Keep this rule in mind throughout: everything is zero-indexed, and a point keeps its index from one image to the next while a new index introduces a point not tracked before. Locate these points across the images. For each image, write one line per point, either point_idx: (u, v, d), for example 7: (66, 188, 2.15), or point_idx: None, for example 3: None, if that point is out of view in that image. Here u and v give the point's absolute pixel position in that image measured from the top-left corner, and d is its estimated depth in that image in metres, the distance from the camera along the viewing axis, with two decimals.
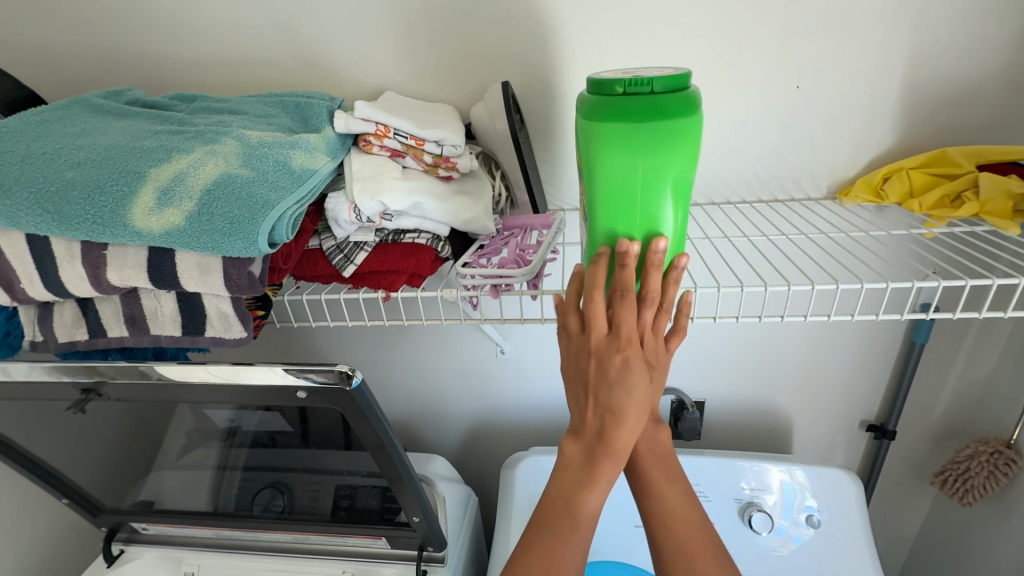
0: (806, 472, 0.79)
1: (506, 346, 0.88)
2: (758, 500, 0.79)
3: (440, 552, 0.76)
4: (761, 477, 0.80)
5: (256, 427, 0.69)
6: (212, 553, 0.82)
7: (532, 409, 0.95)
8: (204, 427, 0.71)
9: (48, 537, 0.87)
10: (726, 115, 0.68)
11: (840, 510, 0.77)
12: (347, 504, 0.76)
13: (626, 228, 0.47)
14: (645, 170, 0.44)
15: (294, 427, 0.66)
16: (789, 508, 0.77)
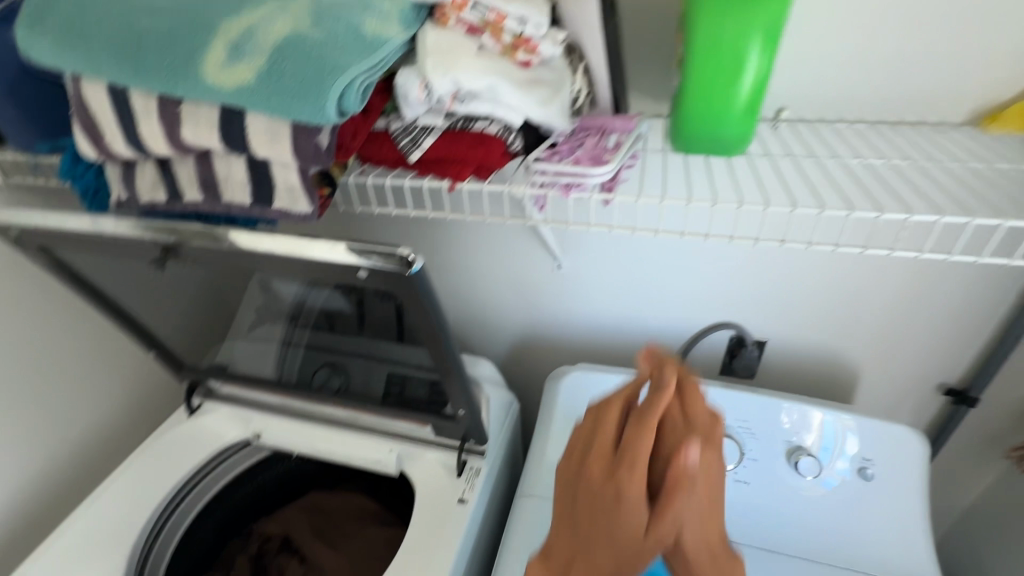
0: (855, 421, 0.75)
1: (564, 262, 0.86)
2: (798, 441, 0.76)
3: (481, 446, 0.80)
4: (805, 417, 0.77)
5: (319, 306, 0.71)
6: (276, 418, 0.90)
7: (582, 329, 0.94)
8: (273, 302, 0.75)
9: (139, 386, 0.99)
10: (863, 10, 0.57)
11: (892, 466, 0.73)
12: (398, 390, 0.80)
13: (721, 87, 0.51)
14: (748, 25, 0.47)
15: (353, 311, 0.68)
16: (829, 452, 0.75)
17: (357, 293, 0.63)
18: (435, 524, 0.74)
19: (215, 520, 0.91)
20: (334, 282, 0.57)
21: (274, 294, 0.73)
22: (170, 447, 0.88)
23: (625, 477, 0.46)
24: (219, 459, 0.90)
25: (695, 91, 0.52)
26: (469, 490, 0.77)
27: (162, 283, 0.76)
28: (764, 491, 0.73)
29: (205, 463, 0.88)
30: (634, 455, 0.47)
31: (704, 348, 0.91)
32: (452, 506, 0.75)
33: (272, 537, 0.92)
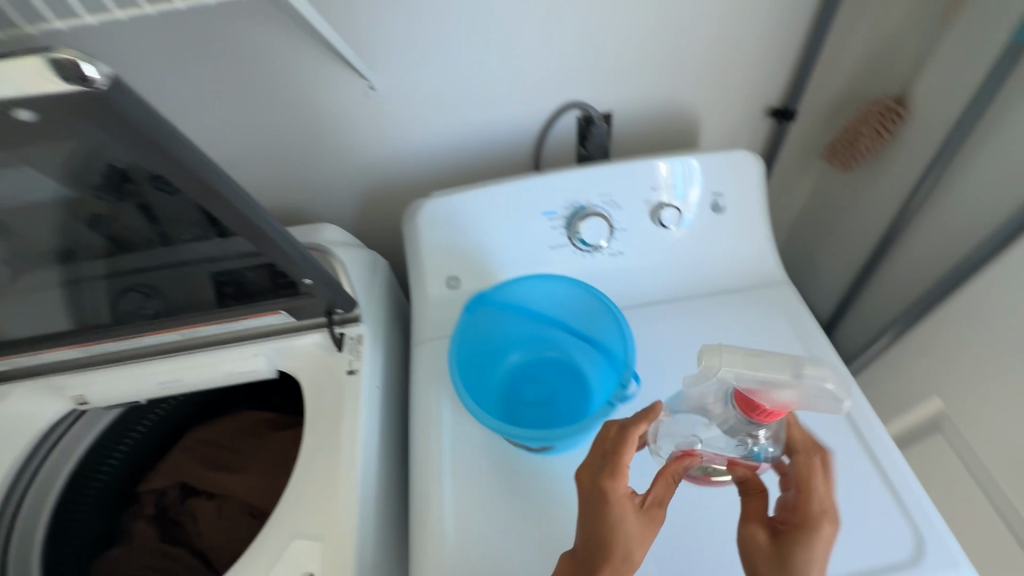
0: (652, 164, 0.75)
1: (376, 78, 0.71)
2: (608, 206, 0.75)
3: (353, 312, 0.72)
4: (607, 178, 0.75)
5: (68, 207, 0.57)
6: (95, 371, 0.72)
7: (425, 155, 0.83)
8: (35, 228, 0.60)
9: None
10: None
11: (714, 183, 0.77)
12: (232, 289, 0.67)
13: None
14: None
15: (125, 198, 0.56)
16: (641, 198, 0.75)
17: (108, 172, 0.51)
18: (335, 402, 0.67)
19: (89, 504, 0.78)
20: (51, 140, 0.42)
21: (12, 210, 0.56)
22: None
23: (610, 482, 0.50)
24: (51, 438, 0.75)
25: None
26: (356, 358, 0.70)
27: None
28: (638, 250, 0.76)
29: (38, 443, 0.73)
30: (619, 506, 0.49)
31: (561, 134, 0.85)
32: (342, 378, 0.69)
33: (167, 490, 0.83)
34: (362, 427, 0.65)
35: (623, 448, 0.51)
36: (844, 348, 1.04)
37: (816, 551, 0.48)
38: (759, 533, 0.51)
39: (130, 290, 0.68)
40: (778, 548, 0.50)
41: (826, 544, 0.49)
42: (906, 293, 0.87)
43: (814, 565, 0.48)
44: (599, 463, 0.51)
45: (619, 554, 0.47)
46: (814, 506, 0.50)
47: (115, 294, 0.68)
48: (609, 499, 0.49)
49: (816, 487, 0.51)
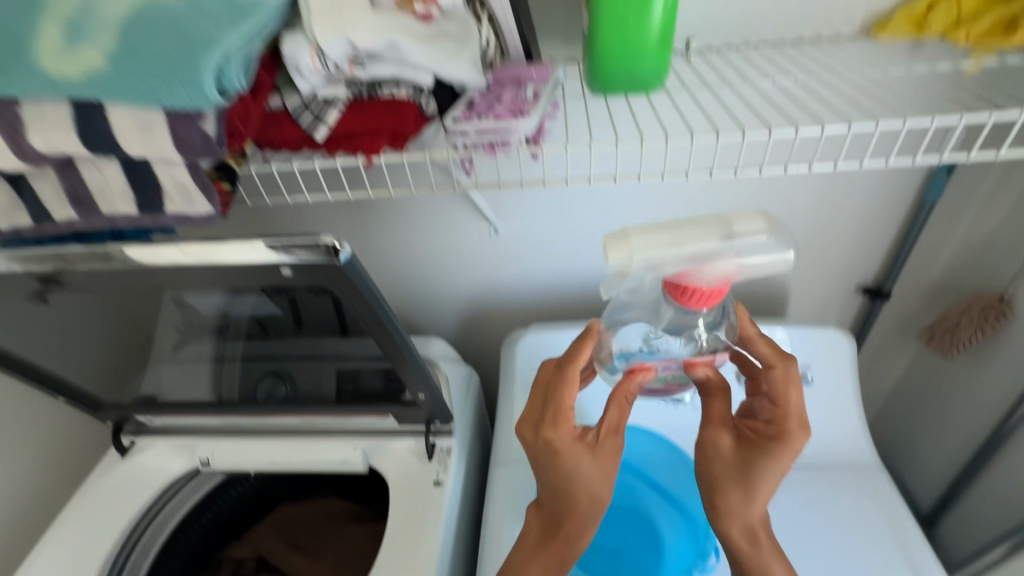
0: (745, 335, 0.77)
1: (500, 225, 0.83)
2: None
3: (448, 425, 0.78)
4: None
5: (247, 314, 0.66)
6: (224, 438, 0.84)
7: (528, 290, 0.94)
8: (195, 321, 0.68)
9: (54, 451, 0.86)
10: None
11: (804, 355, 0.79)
12: (351, 387, 0.76)
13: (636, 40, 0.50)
14: None
15: (285, 313, 0.64)
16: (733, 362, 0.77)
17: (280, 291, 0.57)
18: (415, 511, 0.73)
19: (177, 561, 0.86)
20: (260, 284, 0.51)
21: (193, 313, 0.67)
22: (104, 495, 0.80)
23: (552, 430, 0.55)
24: (169, 493, 0.84)
25: (605, 40, 0.51)
26: (443, 470, 0.76)
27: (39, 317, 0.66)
28: None
29: (158, 496, 0.82)
30: (566, 452, 0.55)
31: None
32: (428, 488, 0.74)
33: (245, 561, 0.89)
34: (437, 543, 0.69)
35: (561, 397, 0.56)
36: (946, 545, 0.95)
37: (778, 460, 0.55)
38: (724, 439, 0.58)
39: (265, 376, 0.77)
40: (740, 455, 0.57)
41: (791, 458, 0.55)
42: (1017, 508, 0.79)
43: (774, 471, 0.55)
44: (542, 409, 0.58)
45: (579, 495, 0.55)
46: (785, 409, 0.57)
47: (254, 378, 0.77)
48: (554, 445, 0.55)
49: (789, 401, 0.57)
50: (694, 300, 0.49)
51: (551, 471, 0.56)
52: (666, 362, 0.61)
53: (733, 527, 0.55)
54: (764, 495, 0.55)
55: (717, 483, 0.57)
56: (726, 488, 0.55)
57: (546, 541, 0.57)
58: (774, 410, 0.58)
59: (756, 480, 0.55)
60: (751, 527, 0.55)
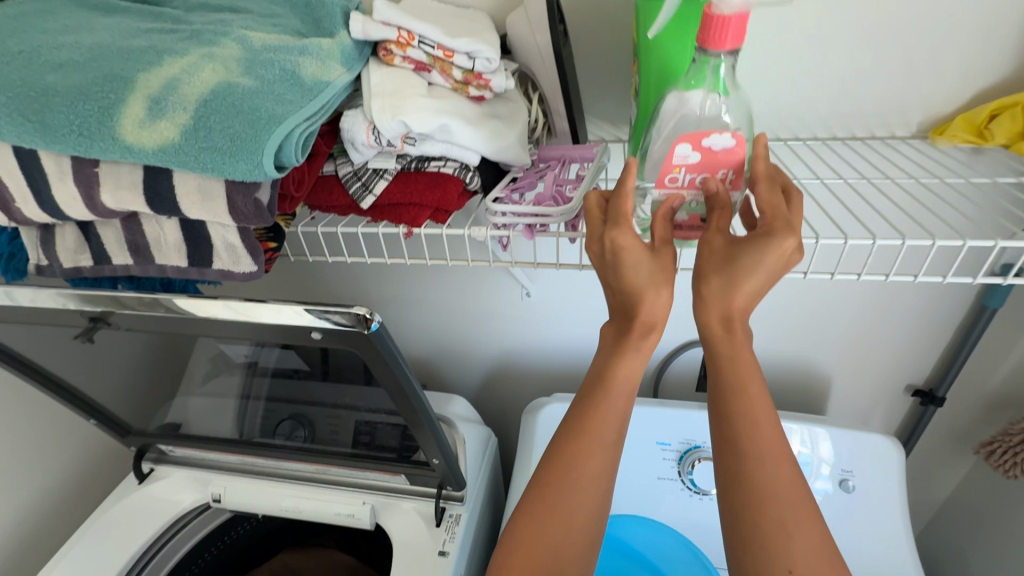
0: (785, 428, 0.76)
1: (531, 289, 0.83)
2: None
3: (459, 492, 0.76)
4: None
5: (274, 364, 0.68)
6: (239, 477, 0.84)
7: (554, 357, 0.92)
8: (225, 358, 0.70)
9: (78, 467, 0.88)
10: (794, 53, 0.59)
11: (844, 460, 0.74)
12: (367, 440, 0.75)
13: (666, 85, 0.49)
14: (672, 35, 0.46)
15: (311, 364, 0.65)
16: None
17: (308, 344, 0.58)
18: None
19: None
20: (289, 341, 0.52)
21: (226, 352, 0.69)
22: (117, 519, 0.81)
23: (615, 231, 0.43)
24: (177, 525, 0.84)
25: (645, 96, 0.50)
26: (449, 539, 0.73)
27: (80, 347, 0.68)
28: None
29: (167, 527, 0.82)
30: (629, 253, 0.43)
31: (687, 364, 0.91)
32: (432, 558, 0.71)
33: None
34: None
35: (623, 206, 0.44)
36: None
37: (768, 274, 0.42)
38: (717, 238, 0.44)
39: (287, 418, 0.78)
40: (727, 249, 0.43)
41: (777, 272, 0.42)
42: None
43: (761, 274, 0.41)
44: (601, 221, 0.45)
45: (644, 301, 0.43)
46: (772, 207, 0.43)
47: (276, 419, 0.78)
48: (615, 249, 0.43)
49: (778, 208, 0.43)
50: (715, 36, 0.39)
51: (610, 275, 0.45)
52: (688, 154, 0.44)
53: (710, 315, 0.43)
54: (752, 292, 0.42)
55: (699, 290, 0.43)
56: (708, 278, 0.43)
57: (619, 336, 0.44)
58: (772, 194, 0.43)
59: (738, 285, 0.42)
60: (732, 315, 0.43)
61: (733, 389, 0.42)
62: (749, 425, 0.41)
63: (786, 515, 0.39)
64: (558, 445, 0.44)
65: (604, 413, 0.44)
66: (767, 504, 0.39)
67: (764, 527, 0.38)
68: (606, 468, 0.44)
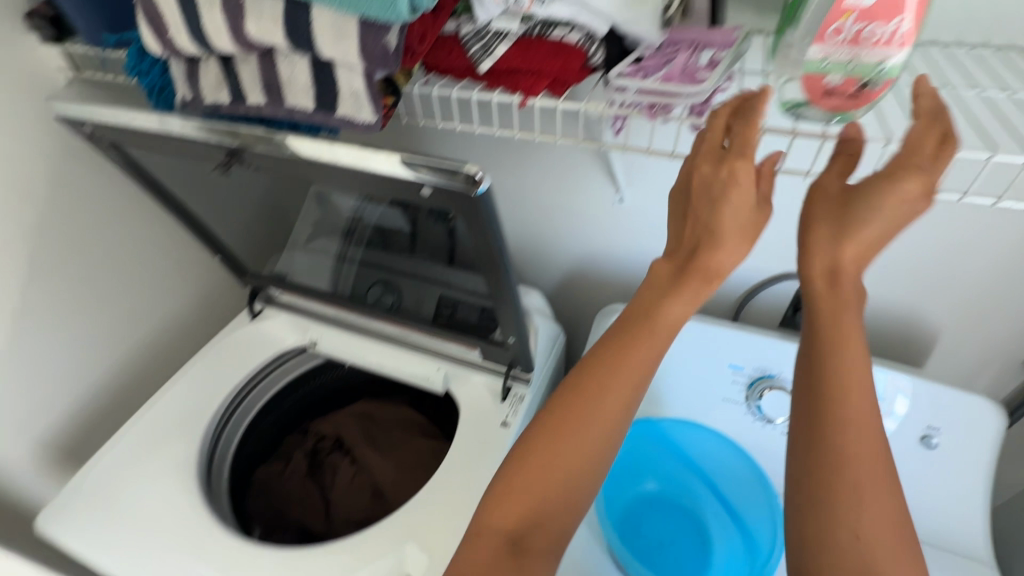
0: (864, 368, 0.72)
1: (625, 194, 0.80)
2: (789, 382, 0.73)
3: (526, 374, 0.81)
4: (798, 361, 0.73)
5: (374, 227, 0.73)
6: (332, 328, 0.94)
7: (635, 266, 0.91)
8: (331, 216, 0.75)
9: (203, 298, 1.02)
10: None
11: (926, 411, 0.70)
12: (448, 313, 0.80)
13: None
14: None
15: (408, 231, 0.68)
16: None
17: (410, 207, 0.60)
18: (479, 443, 0.76)
19: (272, 420, 0.99)
20: (396, 197, 0.55)
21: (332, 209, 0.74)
22: (234, 345, 0.95)
23: (738, 160, 0.42)
24: (279, 361, 0.97)
25: None
26: (512, 414, 0.79)
27: (210, 185, 0.75)
28: None
29: (271, 360, 0.95)
30: (738, 188, 0.42)
31: (774, 296, 0.87)
32: (495, 427, 0.78)
33: (324, 438, 0.99)
34: (490, 480, 0.72)
35: (750, 137, 0.42)
36: None
37: (890, 214, 0.40)
38: (832, 179, 0.43)
39: (377, 282, 0.84)
40: (843, 198, 0.42)
41: (898, 220, 0.40)
42: None
43: (877, 221, 0.40)
44: (718, 147, 0.44)
45: (719, 248, 0.42)
46: (913, 146, 0.39)
47: (368, 281, 0.85)
48: (728, 178, 0.42)
49: (918, 145, 0.39)
50: None
51: (698, 211, 0.44)
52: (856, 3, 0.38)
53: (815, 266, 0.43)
54: (867, 241, 0.41)
55: (805, 239, 0.44)
56: (815, 222, 0.43)
57: (680, 277, 0.44)
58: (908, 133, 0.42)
59: (843, 242, 0.41)
60: (838, 271, 0.42)
61: (838, 395, 0.41)
62: (842, 384, 0.41)
63: (864, 477, 0.39)
64: (595, 370, 0.46)
65: (646, 344, 0.45)
66: (846, 466, 0.39)
67: (834, 486, 0.39)
68: (626, 403, 0.45)
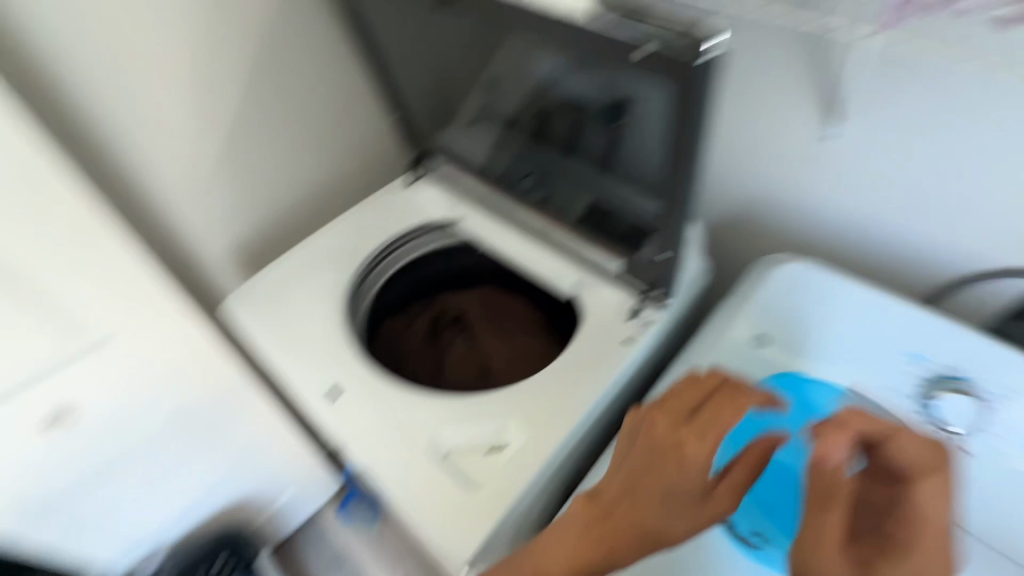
0: None
1: (840, 129, 0.72)
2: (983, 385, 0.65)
3: (665, 299, 0.76)
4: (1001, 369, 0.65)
5: (551, 109, 0.71)
6: (478, 211, 0.96)
7: (818, 218, 0.84)
8: (509, 91, 0.74)
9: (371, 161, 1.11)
10: None
11: None
12: (599, 217, 0.77)
13: None
14: None
15: (590, 116, 0.66)
16: None
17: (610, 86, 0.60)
18: (600, 353, 0.75)
19: (404, 283, 1.04)
20: (608, 72, 0.57)
21: (510, 84, 0.73)
22: (386, 207, 1.01)
23: (694, 441, 0.51)
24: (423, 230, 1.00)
25: None
26: (640, 332, 0.76)
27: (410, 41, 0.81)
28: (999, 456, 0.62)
29: (415, 228, 0.99)
30: (695, 446, 0.51)
31: (984, 288, 0.75)
32: (617, 343, 0.75)
33: (447, 313, 1.04)
34: (606, 382, 0.71)
35: (719, 418, 0.52)
36: None
37: (835, 491, 0.48)
38: (837, 453, 0.50)
39: (533, 172, 0.83)
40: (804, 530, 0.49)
41: (838, 511, 0.48)
42: None
43: (828, 517, 0.48)
44: (685, 412, 0.53)
45: (647, 513, 0.52)
46: (833, 443, 0.50)
47: (524, 170, 0.84)
48: (684, 454, 0.51)
49: (834, 452, 0.50)
50: None
51: (655, 465, 0.52)
52: None
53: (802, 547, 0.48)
54: (837, 532, 0.47)
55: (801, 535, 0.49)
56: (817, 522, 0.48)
57: (592, 525, 0.54)
58: (888, 476, 0.50)
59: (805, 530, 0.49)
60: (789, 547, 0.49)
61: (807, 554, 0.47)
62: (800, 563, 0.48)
63: None
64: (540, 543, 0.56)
65: (607, 526, 0.54)
66: None
67: None
68: (572, 559, 0.53)
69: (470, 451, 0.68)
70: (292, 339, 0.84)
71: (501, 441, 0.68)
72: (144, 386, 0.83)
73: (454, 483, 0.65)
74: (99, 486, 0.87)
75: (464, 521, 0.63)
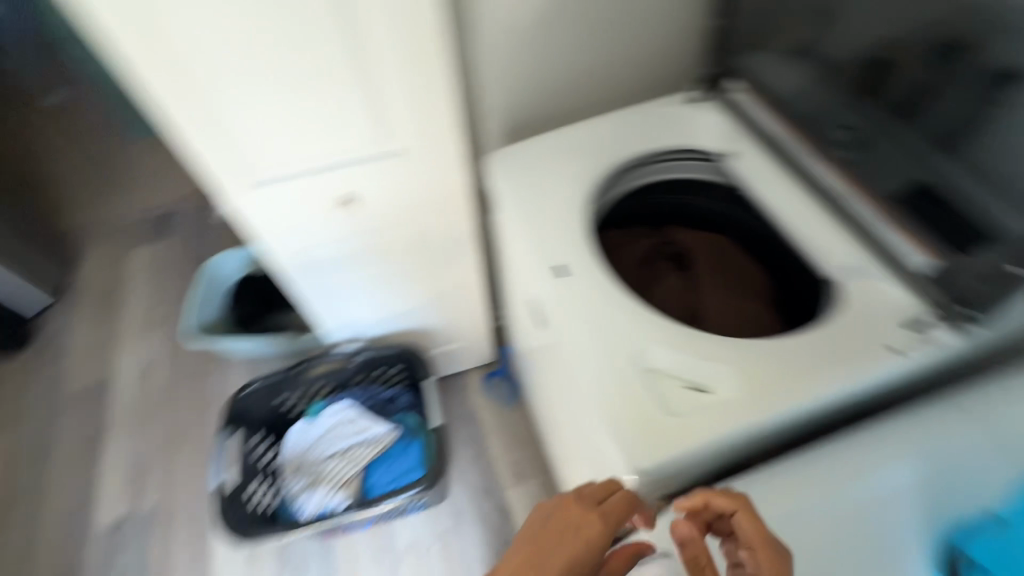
0: None
1: None
2: None
3: (971, 321, 0.64)
4: None
5: (934, 56, 0.61)
6: (755, 151, 0.87)
7: None
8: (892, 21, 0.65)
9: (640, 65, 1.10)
10: None
11: None
12: (926, 201, 0.66)
13: None
14: None
15: (997, 73, 0.55)
16: None
17: None
18: (857, 346, 0.65)
19: (638, 202, 0.99)
20: None
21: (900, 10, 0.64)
22: (655, 115, 0.96)
23: (591, 514, 0.52)
24: (683, 154, 0.94)
25: None
26: (910, 346, 0.64)
27: None
28: None
29: (676, 150, 0.94)
30: (583, 526, 0.51)
31: None
32: (881, 345, 0.65)
33: (672, 244, 0.97)
34: (856, 378, 0.63)
35: (611, 502, 0.54)
36: None
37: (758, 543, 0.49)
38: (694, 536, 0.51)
39: (854, 128, 0.73)
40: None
41: None
42: None
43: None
44: (549, 514, 0.53)
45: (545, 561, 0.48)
46: (744, 524, 0.50)
47: (843, 121, 0.74)
48: (568, 517, 0.52)
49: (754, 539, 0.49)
50: None
51: (556, 525, 0.51)
52: None
53: None
54: None
55: None
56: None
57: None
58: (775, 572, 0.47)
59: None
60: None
61: None
62: None
63: None
64: None
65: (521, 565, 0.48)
66: None
67: None
68: None
69: (674, 378, 0.66)
70: (533, 209, 0.86)
71: (709, 384, 0.65)
72: (402, 203, 0.94)
73: (650, 399, 0.64)
74: (340, 268, 1.05)
75: (647, 438, 0.61)
